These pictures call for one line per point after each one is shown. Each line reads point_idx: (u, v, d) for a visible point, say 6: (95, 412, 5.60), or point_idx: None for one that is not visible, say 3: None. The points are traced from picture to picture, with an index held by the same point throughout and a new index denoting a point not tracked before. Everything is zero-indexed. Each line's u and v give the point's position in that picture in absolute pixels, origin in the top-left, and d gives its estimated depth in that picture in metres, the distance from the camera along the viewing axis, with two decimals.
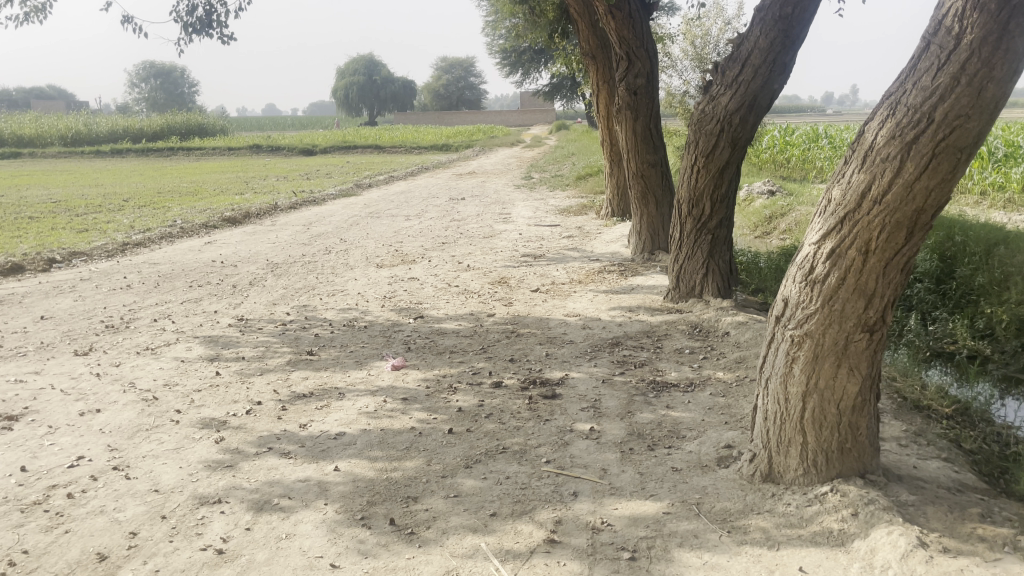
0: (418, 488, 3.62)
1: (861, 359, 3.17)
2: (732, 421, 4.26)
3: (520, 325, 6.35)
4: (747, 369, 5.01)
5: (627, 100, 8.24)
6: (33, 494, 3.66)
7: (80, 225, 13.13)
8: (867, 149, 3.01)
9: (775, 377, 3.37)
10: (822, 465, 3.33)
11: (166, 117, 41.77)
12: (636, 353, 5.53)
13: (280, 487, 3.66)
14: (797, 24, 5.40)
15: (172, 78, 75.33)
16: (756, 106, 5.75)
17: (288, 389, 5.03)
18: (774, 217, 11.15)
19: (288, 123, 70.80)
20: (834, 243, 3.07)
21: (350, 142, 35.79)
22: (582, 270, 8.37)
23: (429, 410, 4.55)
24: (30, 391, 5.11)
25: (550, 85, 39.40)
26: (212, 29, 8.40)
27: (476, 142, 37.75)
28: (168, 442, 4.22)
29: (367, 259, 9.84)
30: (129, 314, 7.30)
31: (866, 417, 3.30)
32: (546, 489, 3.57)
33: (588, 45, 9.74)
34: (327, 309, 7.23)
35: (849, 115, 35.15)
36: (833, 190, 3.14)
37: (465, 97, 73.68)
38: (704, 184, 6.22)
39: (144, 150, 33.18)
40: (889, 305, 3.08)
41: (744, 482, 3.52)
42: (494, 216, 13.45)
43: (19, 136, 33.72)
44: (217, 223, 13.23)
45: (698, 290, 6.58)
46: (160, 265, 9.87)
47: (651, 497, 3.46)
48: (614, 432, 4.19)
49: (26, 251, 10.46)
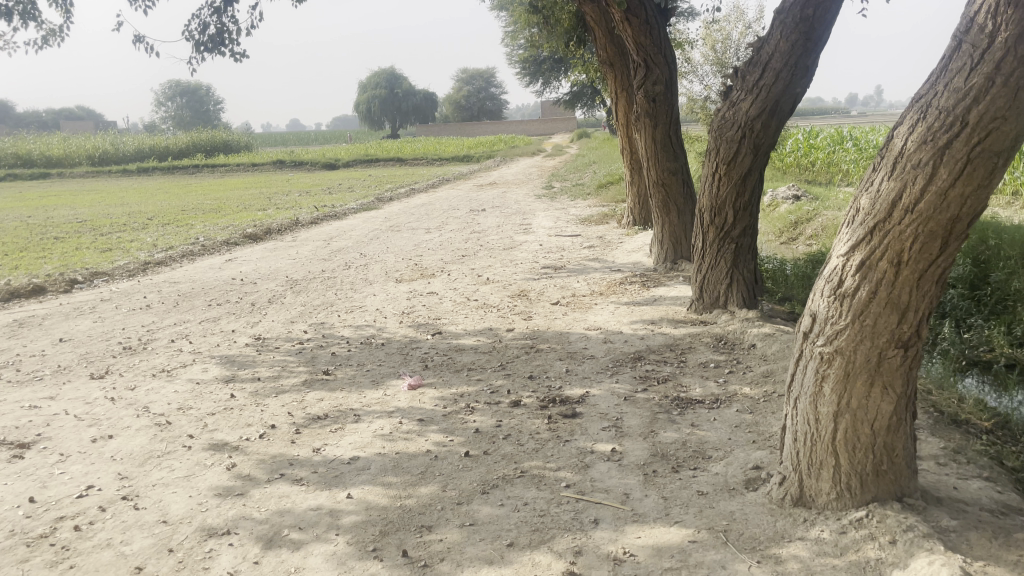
0: (432, 516, 3.49)
1: (895, 376, 2.99)
2: (761, 439, 4.08)
3: (540, 340, 6.20)
4: (774, 385, 4.83)
5: (646, 107, 8.11)
6: (40, 527, 3.58)
7: (104, 244, 13.21)
8: (897, 156, 2.84)
9: (804, 397, 3.21)
10: (857, 489, 3.15)
11: (191, 135, 42.28)
12: (659, 367, 5.37)
13: (290, 517, 3.54)
14: (819, 25, 5.26)
15: (197, 97, 76.49)
16: (779, 111, 5.57)
17: (303, 411, 4.93)
18: (799, 223, 10.91)
19: (311, 137, 71.30)
20: (864, 255, 2.90)
21: (372, 156, 35.86)
22: (603, 282, 8.21)
23: (445, 433, 4.41)
24: (44, 417, 5.05)
25: (570, 94, 39.39)
26: (224, 48, 8.39)
27: (498, 152, 37.73)
28: (178, 470, 4.13)
29: (386, 273, 9.75)
30: (148, 335, 7.27)
31: (903, 437, 3.11)
32: (566, 516, 3.42)
33: (605, 53, 9.63)
34: (344, 326, 7.14)
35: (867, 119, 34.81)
36: (861, 199, 2.97)
37: (486, 107, 73.78)
38: (726, 193, 6.04)
39: (170, 167, 33.57)
40: (924, 318, 2.90)
41: (774, 506, 3.35)
42: (515, 226, 13.35)
43: (47, 157, 34.30)
44: (238, 240, 13.25)
45: (723, 300, 6.40)
46: (180, 284, 9.86)
47: (676, 523, 3.30)
48: (637, 453, 4.03)
49: (49, 272, 10.53)
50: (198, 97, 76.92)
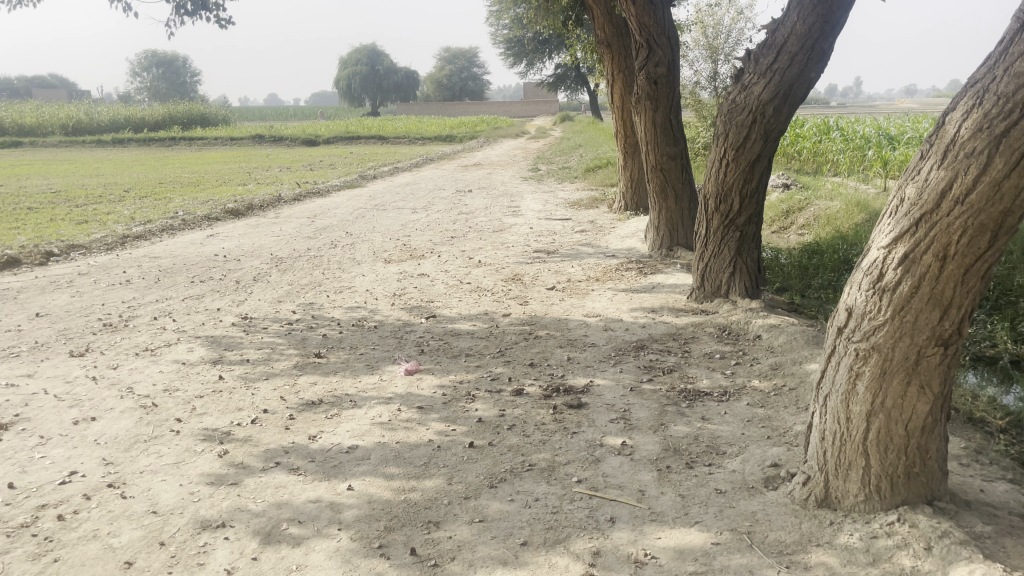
0: (440, 511, 3.32)
1: (933, 375, 2.86)
2: (776, 435, 3.96)
3: (538, 326, 6.04)
4: (784, 378, 4.70)
5: (647, 90, 7.94)
6: (21, 516, 3.36)
7: (80, 216, 12.82)
8: (949, 143, 2.69)
9: (836, 395, 3.07)
10: (887, 491, 3.03)
11: (169, 107, 41.40)
12: (664, 357, 5.23)
13: (289, 510, 3.36)
14: (837, 9, 5.11)
15: (173, 69, 75.20)
16: (792, 96, 5.43)
17: (296, 396, 4.72)
18: (790, 212, 10.78)
19: (290, 112, 70.28)
20: (908, 247, 2.75)
21: (352, 133, 35.30)
22: (599, 267, 8.04)
23: (447, 421, 4.24)
24: (22, 396, 4.81)
25: (554, 77, 38.99)
26: (206, 11, 8.10)
27: (480, 133, 37.27)
28: (167, 456, 3.92)
29: (374, 254, 9.51)
30: (128, 312, 7.00)
31: (936, 439, 2.99)
32: (580, 514, 3.26)
33: (603, 34, 9.43)
34: (334, 307, 6.92)
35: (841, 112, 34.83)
36: (906, 188, 2.83)
37: (467, 87, 73.03)
38: (733, 179, 5.87)
39: (146, 140, 32.86)
40: (966, 316, 2.76)
41: (797, 507, 3.22)
42: (503, 208, 13.14)
43: (19, 125, 33.36)
44: (219, 215, 12.92)
45: (725, 290, 6.28)
46: (161, 259, 9.56)
47: (697, 524, 3.15)
48: (648, 447, 3.89)
49: (23, 243, 10.19)
50: (175, 68, 75.41)
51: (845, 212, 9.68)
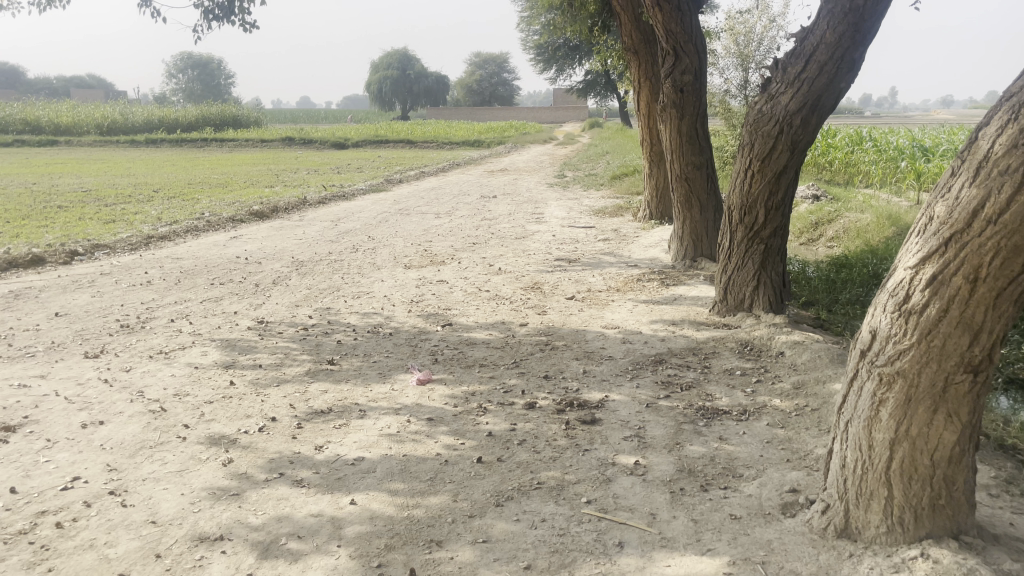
0: (443, 530, 3.22)
1: (961, 404, 2.71)
2: (795, 458, 3.82)
3: (555, 337, 5.93)
4: (807, 398, 4.55)
5: (673, 98, 7.81)
6: (20, 522, 3.32)
7: (108, 216, 12.92)
8: (982, 160, 2.55)
9: (857, 421, 2.93)
10: (910, 523, 2.88)
11: (202, 108, 41.87)
12: (682, 372, 5.09)
13: (289, 524, 3.27)
14: (869, 16, 4.96)
15: (208, 70, 76.24)
16: (820, 106, 5.28)
17: (305, 404, 4.65)
18: (819, 223, 10.56)
19: (321, 115, 70.79)
20: (936, 268, 2.61)
21: (381, 136, 35.44)
22: (620, 277, 7.92)
23: (456, 435, 4.14)
24: (33, 397, 4.79)
25: (583, 83, 38.85)
26: (234, 16, 8.10)
27: (508, 138, 37.23)
28: (171, 463, 3.87)
29: (395, 259, 9.46)
30: (146, 313, 6.99)
31: (964, 470, 2.83)
32: (587, 537, 3.15)
33: (630, 40, 9.31)
34: (351, 313, 6.87)
35: (873, 123, 34.31)
36: (935, 206, 2.69)
37: (496, 92, 73.05)
38: (758, 191, 5.73)
39: (178, 141, 33.23)
40: (998, 342, 2.60)
41: (815, 537, 3.08)
42: (526, 215, 13.05)
43: (56, 124, 33.89)
44: (244, 217, 12.96)
45: (748, 303, 6.12)
46: (183, 260, 9.58)
47: (708, 552, 3.03)
48: (662, 467, 3.76)
49: (50, 242, 10.28)
50: (209, 69, 76.40)
51: (876, 225, 9.46)
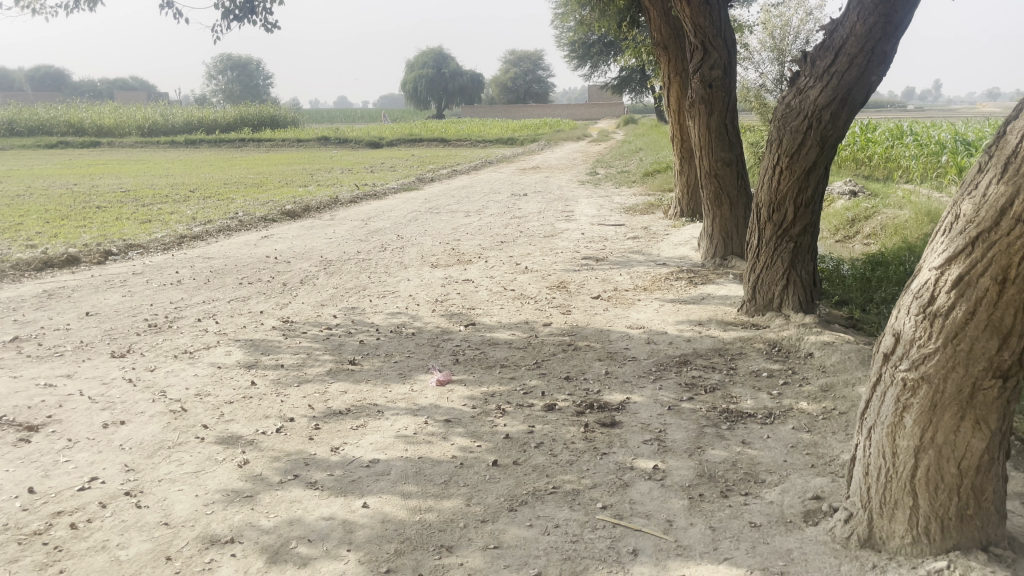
0: (454, 535, 3.17)
1: (990, 411, 2.58)
2: (821, 464, 3.70)
3: (578, 337, 5.84)
4: (835, 401, 4.41)
5: (702, 93, 7.69)
6: (35, 522, 3.34)
7: (144, 216, 13.09)
8: (1010, 155, 2.44)
9: (881, 427, 2.82)
10: (937, 534, 2.76)
11: (240, 108, 42.36)
12: (706, 374, 4.98)
13: (300, 527, 3.25)
14: (900, 8, 4.79)
15: (247, 72, 77.28)
16: (850, 101, 5.13)
17: (324, 405, 4.63)
18: (856, 220, 10.32)
19: (357, 114, 71.24)
20: (962, 269, 2.49)
21: (416, 135, 35.53)
22: (648, 276, 7.80)
23: (473, 437, 4.09)
24: (57, 397, 4.84)
25: (618, 79, 38.57)
26: (254, 16, 8.15)
27: (543, 135, 37.06)
28: (187, 464, 3.87)
29: (422, 258, 9.43)
30: (174, 313, 7.04)
31: (994, 480, 2.71)
32: (600, 545, 3.07)
33: (659, 35, 9.19)
34: (375, 313, 6.85)
35: (915, 116, 33.59)
36: (962, 204, 2.57)
37: (531, 90, 72.87)
38: (787, 187, 5.59)
39: (217, 142, 33.65)
40: None
41: (837, 546, 2.97)
42: (557, 213, 12.96)
43: (98, 126, 34.50)
44: (275, 217, 13.04)
45: (777, 303, 5.98)
46: (214, 259, 9.66)
47: (726, 561, 2.93)
48: (681, 472, 3.67)
49: (86, 242, 10.44)
50: (248, 71, 77.42)
51: (915, 221, 9.22)
